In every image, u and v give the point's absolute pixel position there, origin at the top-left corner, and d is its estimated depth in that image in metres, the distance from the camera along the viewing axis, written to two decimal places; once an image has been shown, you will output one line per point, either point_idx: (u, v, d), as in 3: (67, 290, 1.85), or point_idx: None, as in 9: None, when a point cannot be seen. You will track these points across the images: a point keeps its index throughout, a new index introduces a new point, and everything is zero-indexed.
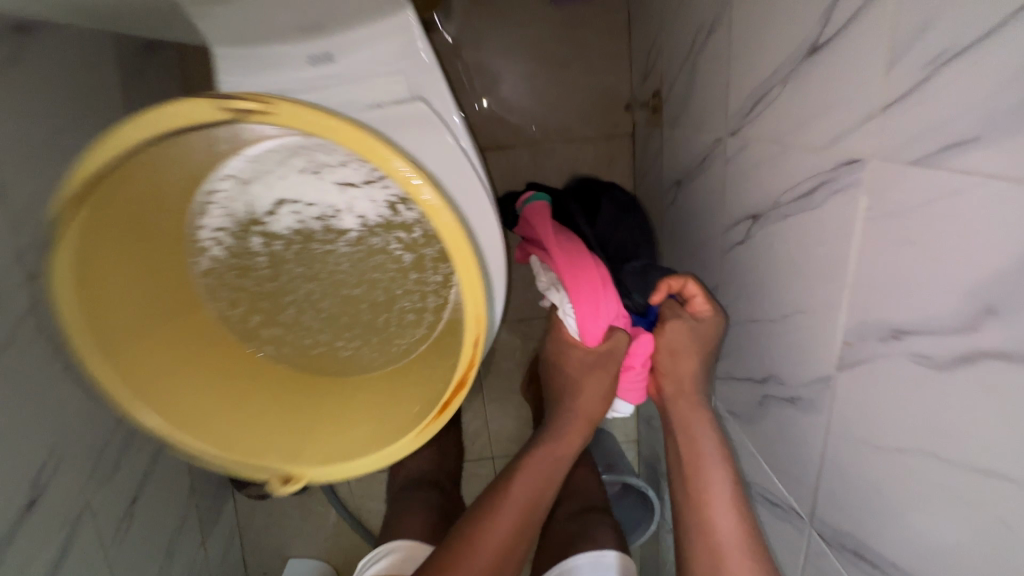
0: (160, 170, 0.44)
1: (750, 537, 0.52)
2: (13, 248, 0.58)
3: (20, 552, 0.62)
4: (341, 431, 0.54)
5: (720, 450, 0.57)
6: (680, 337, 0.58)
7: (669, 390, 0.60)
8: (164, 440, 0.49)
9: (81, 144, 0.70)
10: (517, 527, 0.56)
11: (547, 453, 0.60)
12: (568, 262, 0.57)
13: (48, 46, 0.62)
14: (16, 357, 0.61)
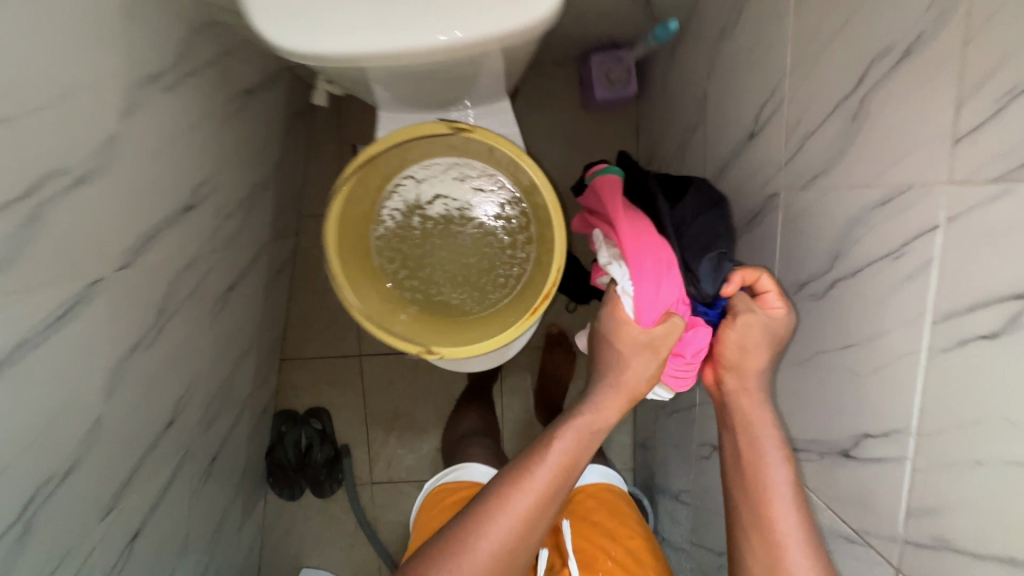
0: (390, 162, 0.71)
1: (801, 516, 0.56)
2: (211, 233, 0.86)
3: (156, 458, 0.82)
4: (460, 337, 0.74)
5: (778, 442, 0.59)
6: (748, 335, 0.59)
7: (731, 385, 0.62)
8: (355, 313, 0.71)
9: (254, 173, 0.98)
10: (547, 496, 0.58)
11: (586, 424, 0.60)
12: (634, 239, 0.62)
13: (256, 109, 0.94)
14: (191, 309, 0.84)
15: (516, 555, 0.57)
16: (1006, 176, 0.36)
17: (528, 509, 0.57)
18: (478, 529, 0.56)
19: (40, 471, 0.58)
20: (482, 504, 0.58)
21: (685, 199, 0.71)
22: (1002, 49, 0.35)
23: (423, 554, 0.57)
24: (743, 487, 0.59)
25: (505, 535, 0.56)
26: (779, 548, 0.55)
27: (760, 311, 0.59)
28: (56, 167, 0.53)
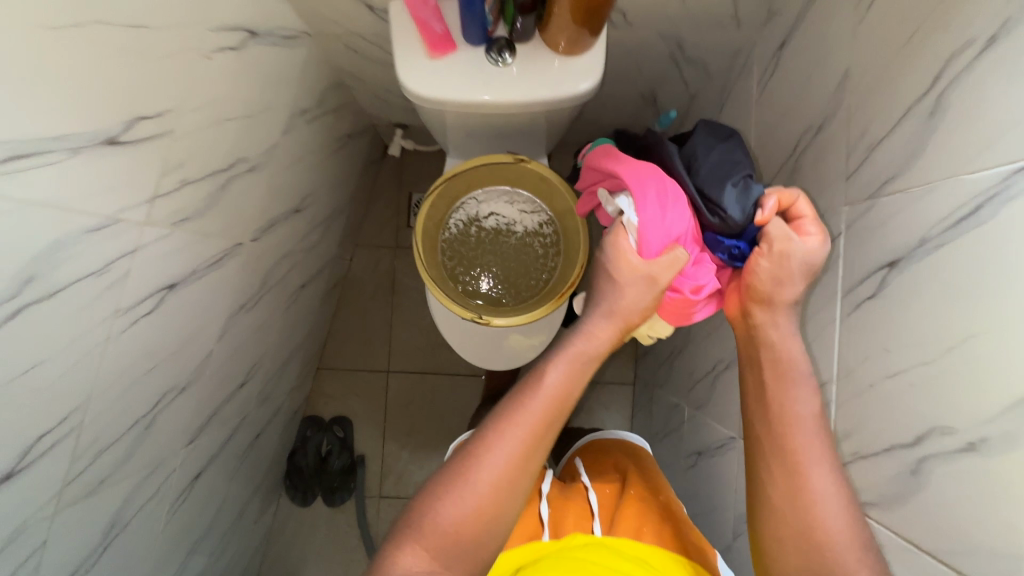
0: (462, 183, 0.93)
1: (824, 444, 0.57)
2: (302, 235, 1.07)
3: (226, 411, 0.96)
4: (501, 318, 0.93)
5: (806, 376, 0.60)
6: (786, 264, 0.60)
7: (759, 320, 0.63)
8: (429, 288, 0.90)
9: (338, 199, 1.23)
10: (547, 413, 0.60)
11: (577, 353, 0.63)
12: (639, 178, 0.64)
13: (349, 150, 1.21)
14: (278, 292, 1.04)
15: (520, 481, 0.58)
16: (874, 194, 0.58)
17: (525, 436, 0.58)
18: (481, 456, 0.58)
19: (171, 378, 0.75)
20: (482, 434, 0.59)
21: (697, 137, 0.71)
22: (868, 123, 0.60)
23: (429, 484, 0.59)
24: (774, 422, 0.59)
25: (506, 462, 0.58)
26: (802, 476, 0.56)
27: (796, 237, 0.60)
28: (246, 157, 0.76)
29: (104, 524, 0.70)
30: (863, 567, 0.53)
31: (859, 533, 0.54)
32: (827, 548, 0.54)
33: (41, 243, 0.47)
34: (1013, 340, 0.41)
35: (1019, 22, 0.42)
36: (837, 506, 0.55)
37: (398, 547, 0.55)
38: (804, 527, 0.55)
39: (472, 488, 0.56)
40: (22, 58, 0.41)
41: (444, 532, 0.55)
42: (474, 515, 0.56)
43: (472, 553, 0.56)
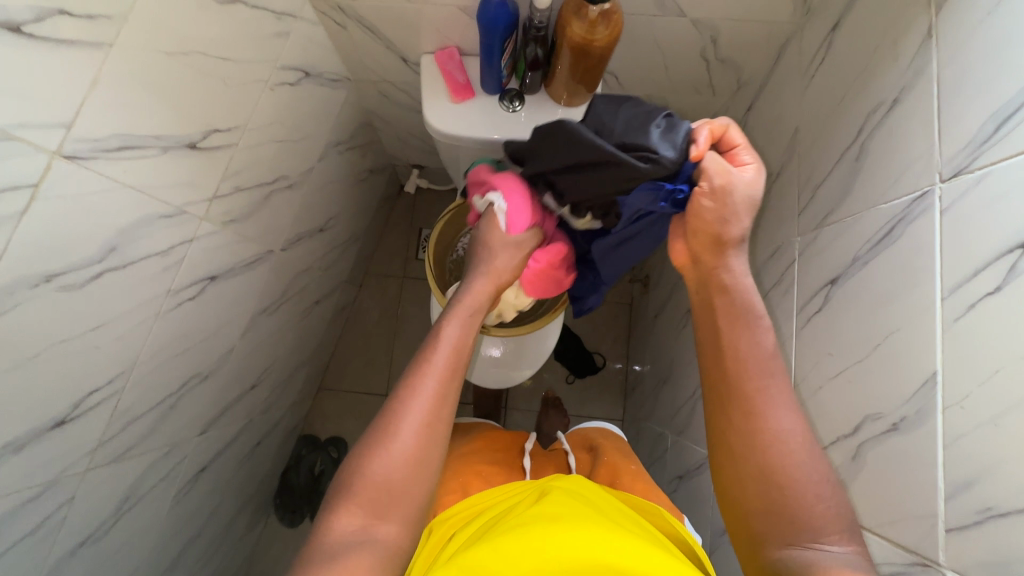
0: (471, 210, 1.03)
1: (783, 383, 0.60)
2: (323, 254, 1.18)
3: (236, 409, 1.02)
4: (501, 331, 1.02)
5: (761, 311, 0.63)
6: (729, 198, 0.62)
7: (709, 261, 0.65)
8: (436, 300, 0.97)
9: (357, 227, 1.35)
10: (452, 357, 0.65)
11: (465, 308, 0.71)
12: (506, 177, 0.79)
13: (370, 184, 1.34)
14: (296, 303, 1.13)
15: (441, 426, 0.61)
16: (818, 226, 0.69)
17: (438, 384, 0.62)
18: (400, 410, 0.60)
19: (196, 365, 0.81)
20: (398, 392, 0.62)
21: (596, 106, 0.69)
22: (813, 168, 0.72)
23: (353, 451, 0.60)
24: (732, 360, 0.62)
25: (423, 410, 0.61)
26: (762, 418, 0.58)
27: (734, 171, 0.62)
28: (286, 175, 0.88)
29: (117, 496, 0.75)
30: (823, 502, 0.54)
31: (822, 472, 0.56)
32: (788, 483, 0.55)
33: (126, 220, 0.57)
34: (921, 331, 0.51)
35: (913, 88, 0.55)
36: (796, 440, 0.57)
37: (330, 519, 0.55)
38: (766, 463, 0.57)
39: (399, 442, 0.58)
40: (143, 73, 0.53)
41: (378, 490, 0.56)
42: (405, 465, 0.58)
43: (408, 504, 0.57)
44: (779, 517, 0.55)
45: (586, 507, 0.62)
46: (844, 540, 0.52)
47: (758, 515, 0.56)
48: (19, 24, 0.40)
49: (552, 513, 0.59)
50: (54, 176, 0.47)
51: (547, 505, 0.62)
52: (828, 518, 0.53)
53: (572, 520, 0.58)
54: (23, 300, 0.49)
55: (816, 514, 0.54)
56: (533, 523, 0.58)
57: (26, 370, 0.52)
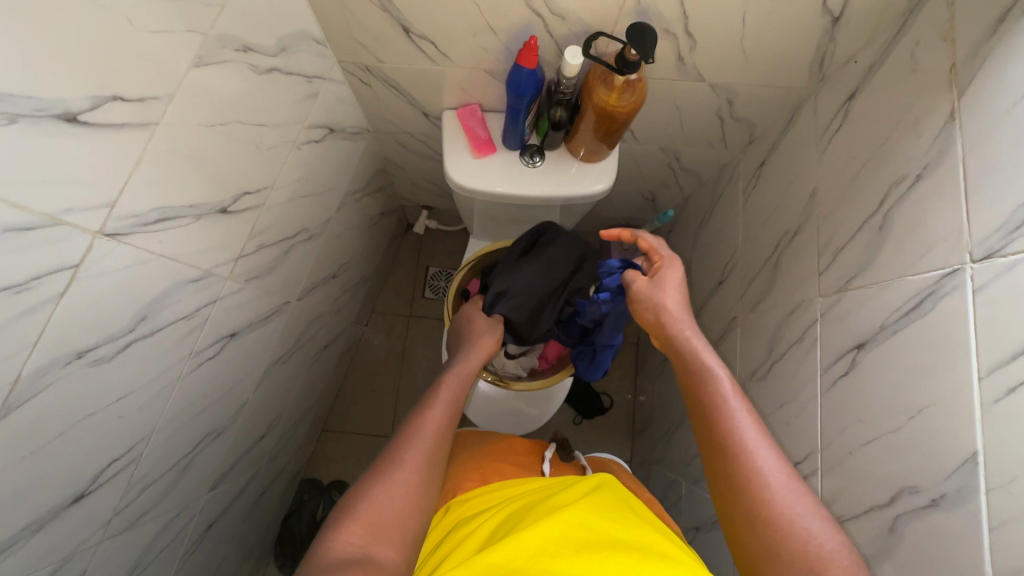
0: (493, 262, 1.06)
1: (754, 423, 0.61)
2: (335, 300, 1.17)
3: (246, 460, 1.00)
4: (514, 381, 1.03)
5: (716, 362, 0.66)
6: (644, 294, 0.73)
7: (661, 336, 0.72)
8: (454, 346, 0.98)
9: (367, 269, 1.35)
10: (447, 410, 0.69)
11: (463, 366, 0.77)
12: None
13: (381, 227, 1.35)
14: (308, 348, 1.11)
15: (435, 463, 0.64)
16: (840, 289, 0.71)
17: (436, 424, 0.67)
18: (402, 446, 0.63)
19: (211, 423, 0.80)
20: (402, 430, 0.66)
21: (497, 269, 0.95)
22: (833, 231, 0.74)
23: (350, 491, 0.60)
24: (706, 410, 0.63)
25: (423, 446, 0.64)
26: (751, 460, 0.58)
27: (641, 277, 0.74)
28: (307, 228, 0.88)
29: (128, 564, 0.72)
30: (814, 539, 0.54)
31: (814, 509, 0.56)
32: (778, 524, 0.55)
33: (157, 288, 0.56)
34: (959, 410, 0.51)
35: (936, 167, 0.57)
36: (777, 477, 0.57)
37: (330, 538, 0.55)
38: (754, 503, 0.56)
39: (399, 473, 0.60)
40: (184, 147, 0.53)
41: (376, 516, 0.57)
42: (403, 495, 0.59)
43: (403, 531, 0.58)
44: (776, 560, 0.54)
45: (614, 524, 0.57)
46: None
47: (759, 558, 0.55)
48: (76, 113, 0.40)
49: (572, 540, 0.54)
50: (96, 254, 0.47)
51: (568, 525, 0.56)
52: (827, 560, 0.52)
53: (593, 549, 0.53)
54: (56, 378, 0.48)
55: (812, 554, 0.53)
56: (550, 554, 0.52)
57: (51, 449, 0.50)
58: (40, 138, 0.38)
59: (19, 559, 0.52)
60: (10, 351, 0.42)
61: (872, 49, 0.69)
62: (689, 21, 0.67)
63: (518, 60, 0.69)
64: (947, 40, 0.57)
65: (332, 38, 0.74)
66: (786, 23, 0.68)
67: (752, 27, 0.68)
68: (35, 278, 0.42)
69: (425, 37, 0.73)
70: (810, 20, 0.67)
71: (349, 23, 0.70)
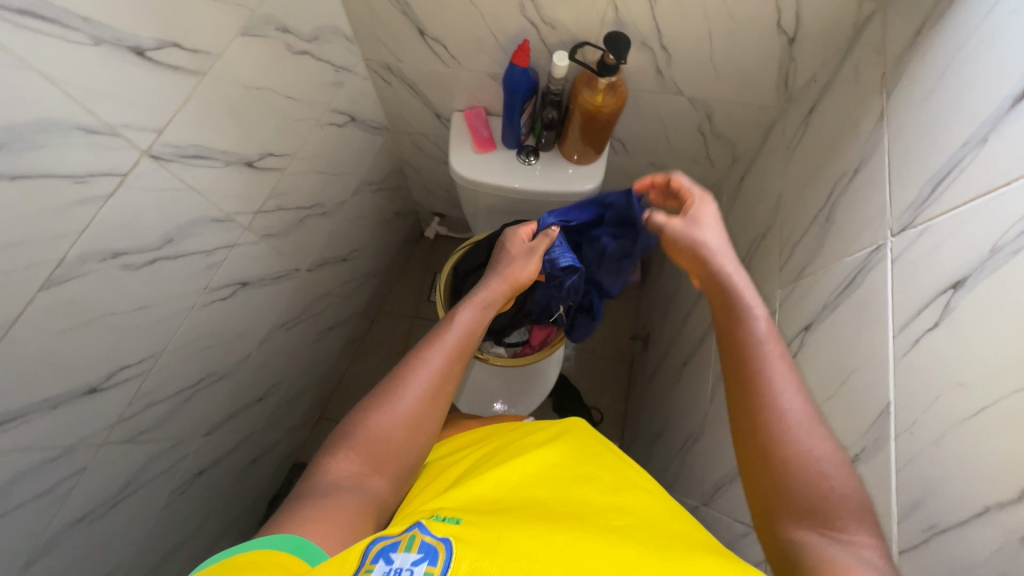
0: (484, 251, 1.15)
1: (786, 364, 0.55)
2: (342, 284, 1.27)
3: (242, 418, 1.06)
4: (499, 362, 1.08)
5: (755, 302, 0.60)
6: (681, 234, 0.68)
7: (699, 276, 0.66)
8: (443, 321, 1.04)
9: (377, 264, 1.45)
10: (457, 346, 0.69)
11: (482, 307, 0.76)
12: None
13: (394, 227, 1.46)
14: (312, 324, 1.19)
15: (438, 401, 0.64)
16: (795, 279, 0.76)
17: (444, 362, 0.66)
18: (405, 379, 0.63)
19: (213, 365, 0.87)
20: (407, 361, 0.66)
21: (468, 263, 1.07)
22: (792, 229, 0.80)
23: (350, 417, 0.62)
24: (733, 353, 0.57)
25: (426, 382, 0.64)
26: (773, 400, 0.52)
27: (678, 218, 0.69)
28: (322, 204, 0.99)
29: (122, 480, 0.78)
30: (828, 481, 0.48)
31: (832, 451, 0.49)
32: (793, 463, 0.49)
33: (185, 217, 0.67)
34: (877, 368, 0.55)
35: (869, 161, 0.64)
36: (799, 418, 0.51)
37: (328, 463, 0.57)
38: (770, 441, 0.51)
39: (401, 407, 0.61)
40: (223, 99, 0.64)
41: (374, 444, 0.59)
42: (403, 426, 0.60)
43: (398, 463, 0.59)
44: (786, 496, 0.49)
45: (588, 465, 0.61)
46: (852, 527, 0.45)
47: (769, 496, 0.50)
48: (145, 49, 0.52)
49: (551, 473, 0.59)
50: (141, 169, 0.57)
51: (545, 464, 0.61)
52: (835, 500, 0.47)
53: (572, 481, 0.58)
54: (92, 270, 0.57)
55: (823, 496, 0.47)
56: (531, 484, 0.57)
57: (77, 333, 0.59)
58: (115, 61, 0.49)
59: (33, 431, 0.59)
60: (61, 232, 0.52)
61: (828, 67, 0.77)
62: (663, 34, 0.78)
63: (513, 59, 0.80)
64: (880, 54, 0.66)
65: (359, 36, 0.87)
66: (749, 40, 0.77)
67: (719, 42, 0.78)
68: (90, 176, 0.52)
69: (437, 40, 0.85)
70: (769, 39, 0.77)
71: (375, 24, 0.83)
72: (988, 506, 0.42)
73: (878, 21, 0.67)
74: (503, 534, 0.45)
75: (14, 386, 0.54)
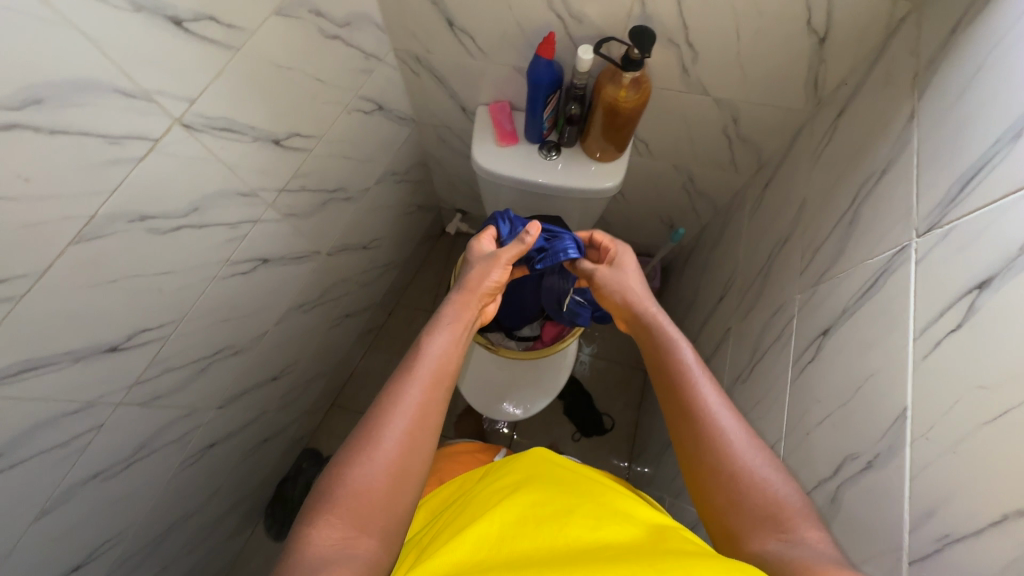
0: None
1: (714, 387, 0.62)
2: (361, 273, 1.29)
3: (255, 395, 1.09)
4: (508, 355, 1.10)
5: (678, 334, 0.69)
6: (609, 278, 0.81)
7: (628, 316, 0.77)
8: None
9: (397, 256, 1.47)
10: (432, 372, 0.63)
11: (453, 327, 0.71)
12: None
13: (416, 220, 1.48)
14: (330, 309, 1.22)
15: (420, 435, 0.58)
16: (814, 284, 0.74)
17: (422, 392, 0.61)
18: (379, 421, 0.57)
19: (231, 338, 0.90)
20: (378, 402, 0.59)
21: None
22: (815, 234, 0.78)
23: (320, 478, 0.54)
24: (667, 394, 0.63)
25: (405, 416, 0.58)
26: (707, 426, 0.58)
27: (603, 267, 0.84)
28: (346, 189, 1.01)
29: (135, 443, 0.80)
30: (772, 487, 0.53)
31: (770, 461, 0.55)
32: (740, 475, 0.54)
33: (211, 188, 0.69)
34: (896, 372, 0.53)
35: (897, 162, 0.63)
36: (737, 433, 0.57)
37: (309, 535, 0.49)
38: (719, 457, 0.55)
39: (383, 448, 0.55)
40: (254, 75, 0.67)
41: (358, 501, 0.52)
42: (387, 472, 0.54)
43: (387, 515, 0.53)
44: (740, 514, 0.53)
45: (564, 497, 0.61)
46: (804, 527, 0.50)
47: (725, 513, 0.54)
48: (183, 20, 0.54)
49: (529, 515, 0.58)
50: (173, 136, 0.60)
51: (522, 506, 0.60)
52: (784, 505, 0.51)
53: (552, 518, 0.57)
54: (120, 230, 0.59)
55: (771, 503, 0.52)
56: (511, 535, 0.55)
57: (101, 291, 0.61)
58: (154, 30, 0.52)
59: (55, 383, 0.62)
60: (93, 190, 0.54)
61: (859, 70, 0.76)
62: (690, 31, 0.77)
63: (538, 51, 0.81)
64: (913, 54, 0.64)
65: (390, 26, 0.89)
66: (777, 40, 0.76)
67: (747, 41, 0.77)
68: (123, 137, 0.54)
69: (465, 31, 0.86)
70: (798, 39, 0.75)
71: (406, 13, 0.85)
72: (1003, 515, 0.39)
73: (912, 21, 0.66)
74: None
75: (42, 335, 0.57)
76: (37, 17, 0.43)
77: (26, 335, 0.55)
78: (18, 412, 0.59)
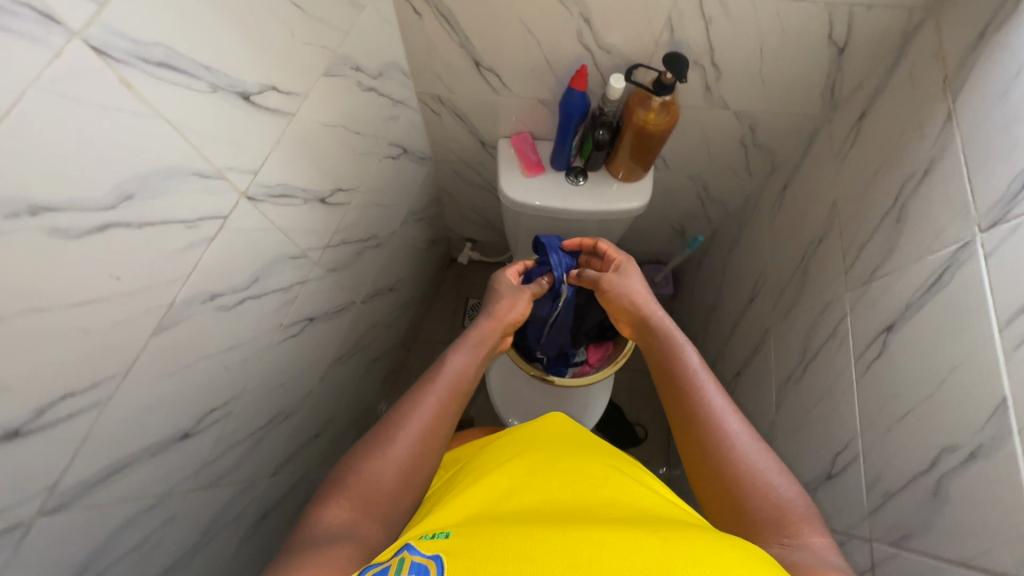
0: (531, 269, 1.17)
1: (718, 391, 0.64)
2: (387, 315, 1.27)
3: (300, 456, 1.05)
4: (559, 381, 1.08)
5: (683, 343, 0.71)
6: (615, 284, 0.81)
7: (632, 320, 0.79)
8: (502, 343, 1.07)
9: (415, 292, 1.45)
10: (453, 385, 0.65)
11: (479, 345, 0.73)
12: None
13: (430, 254, 1.47)
14: (362, 356, 1.20)
15: (433, 441, 0.59)
16: (865, 282, 0.77)
17: (442, 400, 0.63)
18: (397, 420, 0.59)
19: (281, 404, 0.87)
20: (400, 403, 0.62)
21: None
22: (855, 233, 0.81)
23: (338, 464, 0.56)
24: (673, 399, 0.65)
25: (421, 420, 0.60)
26: (715, 431, 0.59)
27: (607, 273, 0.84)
28: (376, 236, 1.00)
29: (199, 528, 0.76)
30: (775, 490, 0.54)
31: (772, 461, 0.57)
32: (744, 479, 0.55)
33: (269, 255, 0.67)
34: (985, 363, 0.56)
35: (940, 161, 0.66)
36: (743, 438, 0.58)
37: (317, 513, 0.51)
38: (723, 462, 0.57)
39: (398, 445, 0.57)
40: (305, 137, 0.65)
41: (366, 489, 0.53)
42: (397, 468, 0.56)
43: (391, 507, 0.54)
44: (741, 516, 0.54)
45: (572, 458, 0.61)
46: (806, 531, 0.51)
47: (728, 515, 0.55)
48: (251, 94, 0.53)
49: (538, 470, 0.58)
50: (240, 210, 0.58)
51: (532, 462, 0.60)
52: (787, 510, 0.52)
53: (561, 476, 0.56)
54: (194, 312, 0.57)
55: (774, 504, 0.53)
56: (521, 486, 0.56)
57: (177, 378, 0.58)
58: (229, 108, 0.51)
59: (133, 481, 0.58)
60: (171, 277, 0.51)
61: (877, 74, 0.80)
62: (714, 52, 0.80)
63: (571, 84, 0.82)
64: (939, 58, 0.68)
65: (413, 71, 0.89)
66: (798, 54, 0.80)
67: (769, 55, 0.81)
68: (200, 219, 0.52)
69: (491, 69, 0.87)
70: (818, 51, 0.79)
71: (432, 58, 0.86)
72: None
73: (931, 27, 0.70)
74: (493, 538, 0.42)
75: (124, 433, 0.54)
76: (132, 112, 0.41)
77: (110, 436, 0.52)
78: (101, 520, 0.55)
